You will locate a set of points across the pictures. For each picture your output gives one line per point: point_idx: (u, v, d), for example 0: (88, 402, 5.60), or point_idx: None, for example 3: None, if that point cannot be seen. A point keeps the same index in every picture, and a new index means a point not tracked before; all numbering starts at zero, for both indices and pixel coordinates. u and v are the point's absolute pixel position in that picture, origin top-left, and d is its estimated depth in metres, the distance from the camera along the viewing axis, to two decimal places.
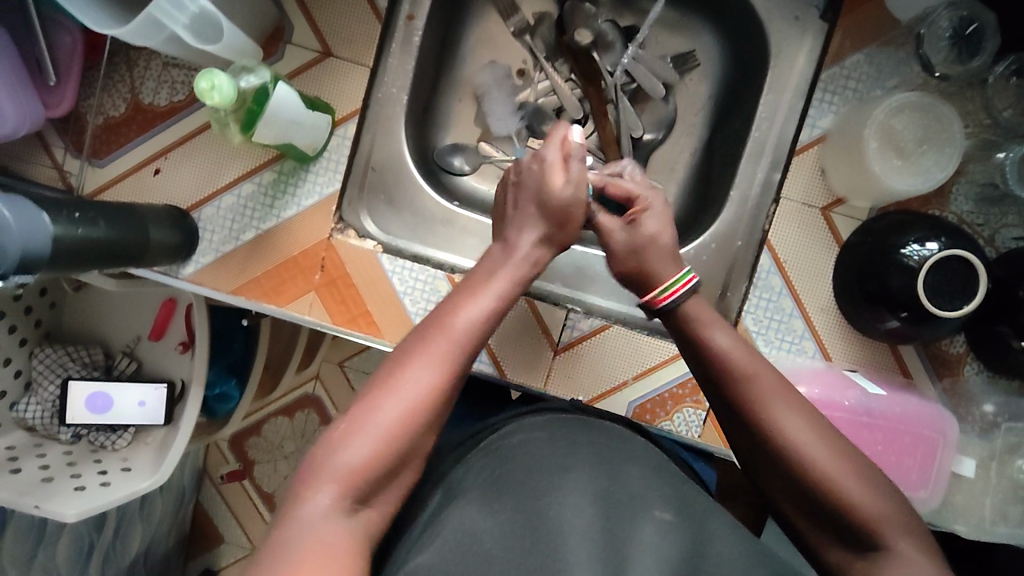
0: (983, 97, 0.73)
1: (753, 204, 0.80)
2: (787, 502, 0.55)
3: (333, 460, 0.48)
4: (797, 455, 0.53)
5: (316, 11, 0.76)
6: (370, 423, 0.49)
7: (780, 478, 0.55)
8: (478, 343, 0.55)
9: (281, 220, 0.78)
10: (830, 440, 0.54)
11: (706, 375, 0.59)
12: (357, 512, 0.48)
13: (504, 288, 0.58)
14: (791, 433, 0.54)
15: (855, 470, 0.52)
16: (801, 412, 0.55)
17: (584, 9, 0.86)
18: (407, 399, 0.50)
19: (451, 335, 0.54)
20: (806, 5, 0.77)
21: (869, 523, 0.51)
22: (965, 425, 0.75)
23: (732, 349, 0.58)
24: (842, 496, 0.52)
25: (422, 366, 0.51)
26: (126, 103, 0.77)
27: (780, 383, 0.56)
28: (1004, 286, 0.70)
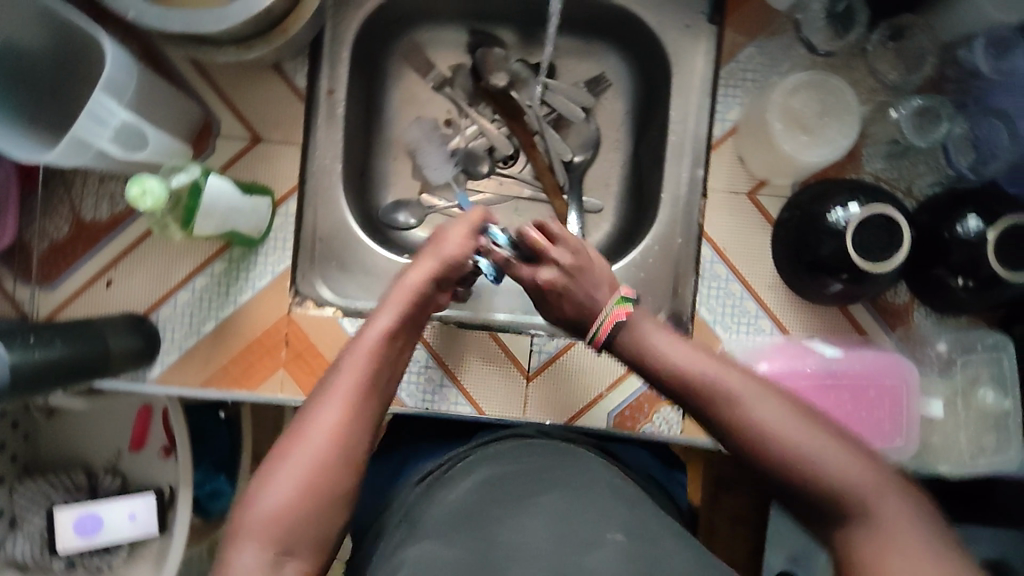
0: (867, 64, 0.78)
1: (684, 201, 0.84)
2: (781, 488, 0.55)
3: (249, 517, 0.50)
4: (777, 441, 0.54)
5: (238, 103, 0.79)
6: (278, 473, 0.51)
7: (759, 463, 0.55)
8: (377, 373, 0.57)
9: (238, 305, 0.80)
10: (804, 419, 0.55)
11: (672, 382, 0.59)
12: (283, 563, 0.49)
13: (396, 319, 0.61)
14: (767, 421, 0.55)
15: (831, 442, 0.54)
16: (772, 398, 0.56)
17: (494, 55, 0.91)
18: (310, 442, 0.52)
19: (353, 373, 0.56)
20: (694, 12, 0.83)
21: (854, 492, 0.52)
22: (924, 368, 0.79)
23: (684, 359, 0.59)
24: (827, 472, 0.53)
25: (324, 410, 0.54)
26: (69, 223, 0.79)
27: (744, 375, 0.58)
28: (929, 232, 0.75)
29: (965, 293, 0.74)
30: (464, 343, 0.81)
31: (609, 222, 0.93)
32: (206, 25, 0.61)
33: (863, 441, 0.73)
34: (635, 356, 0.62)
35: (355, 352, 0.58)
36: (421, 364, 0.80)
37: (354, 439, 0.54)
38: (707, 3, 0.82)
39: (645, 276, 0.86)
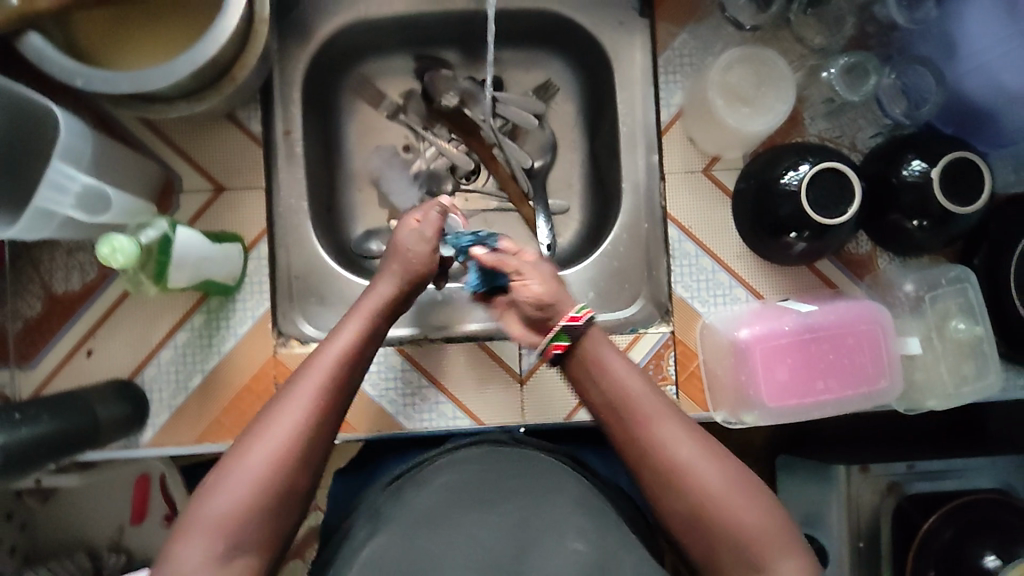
0: (794, 33, 0.82)
1: (644, 188, 0.87)
2: (678, 525, 0.59)
3: (201, 513, 0.53)
4: (687, 478, 0.59)
5: (197, 156, 0.80)
6: (239, 470, 0.54)
7: (671, 494, 0.59)
8: (345, 376, 0.61)
9: (223, 355, 0.80)
10: (719, 464, 0.59)
11: (605, 405, 0.64)
12: (233, 560, 0.52)
13: (360, 329, 0.64)
14: (682, 458, 0.59)
15: (738, 491, 0.58)
16: (693, 439, 0.60)
17: (443, 76, 0.93)
18: (276, 440, 0.56)
19: (320, 373, 0.60)
20: (625, 9, 0.86)
21: (750, 541, 0.56)
22: (896, 310, 0.82)
23: (626, 377, 0.64)
24: (728, 520, 0.57)
25: (285, 414, 0.57)
26: (41, 299, 0.79)
27: (669, 409, 0.62)
28: (878, 180, 0.79)
29: (922, 233, 0.78)
30: (452, 355, 0.82)
31: (577, 220, 0.95)
32: (155, 83, 0.62)
33: (846, 390, 0.75)
34: (585, 374, 0.65)
35: (320, 358, 0.61)
36: (416, 386, 0.81)
37: (318, 440, 0.58)
38: None
39: (619, 264, 0.89)
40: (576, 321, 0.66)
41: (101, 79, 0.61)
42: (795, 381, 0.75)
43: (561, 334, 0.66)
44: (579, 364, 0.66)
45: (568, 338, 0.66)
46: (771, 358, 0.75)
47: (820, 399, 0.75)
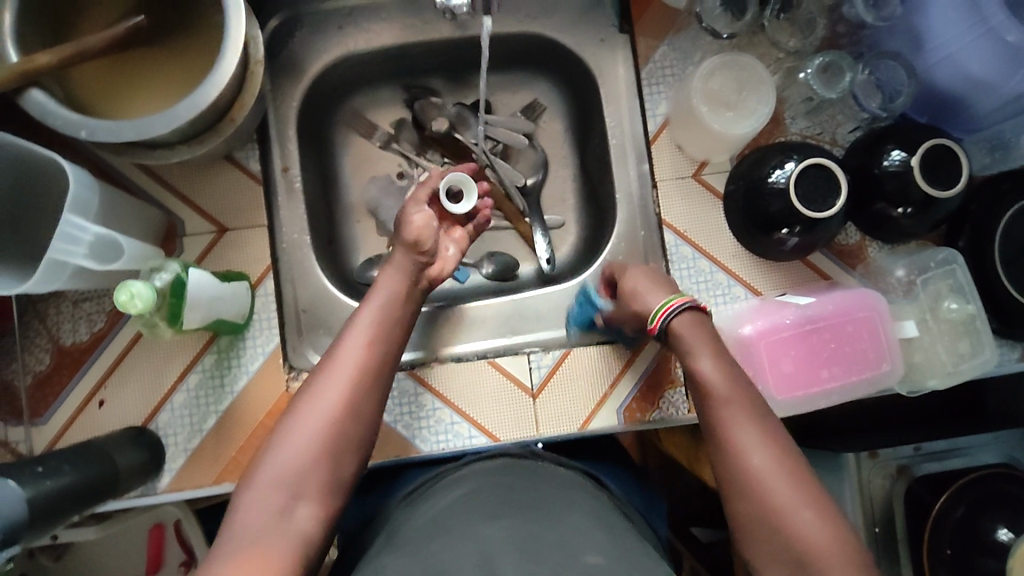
0: (768, 38, 0.85)
1: (638, 197, 0.89)
2: (743, 530, 0.58)
3: (263, 469, 0.56)
4: (755, 483, 0.58)
5: (198, 200, 0.81)
6: (300, 417, 0.59)
7: (740, 495, 0.58)
8: (388, 327, 0.66)
9: (236, 393, 0.80)
10: (792, 477, 0.57)
11: (695, 397, 0.65)
12: (295, 505, 0.56)
13: (396, 285, 0.69)
14: (754, 464, 0.58)
15: (806, 504, 0.56)
16: (766, 441, 0.59)
17: (431, 104, 0.95)
18: (331, 387, 0.60)
19: (365, 326, 0.65)
20: (605, 27, 0.89)
21: (809, 558, 0.54)
22: (891, 296, 0.84)
23: (712, 376, 0.64)
24: (786, 522, 0.55)
25: (337, 367, 0.61)
26: (50, 352, 0.79)
27: (753, 411, 0.61)
28: (861, 172, 0.82)
29: (908, 219, 0.81)
30: (462, 375, 0.83)
31: (574, 233, 0.97)
32: (156, 129, 0.63)
33: (851, 376, 0.77)
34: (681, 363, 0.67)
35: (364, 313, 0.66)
36: (430, 408, 0.82)
37: (368, 389, 0.62)
38: (614, 15, 0.89)
39: None
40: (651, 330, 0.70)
41: (106, 129, 0.62)
42: (801, 371, 0.77)
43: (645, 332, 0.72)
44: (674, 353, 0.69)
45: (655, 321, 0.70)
46: (776, 351, 0.77)
47: (825, 387, 0.77)
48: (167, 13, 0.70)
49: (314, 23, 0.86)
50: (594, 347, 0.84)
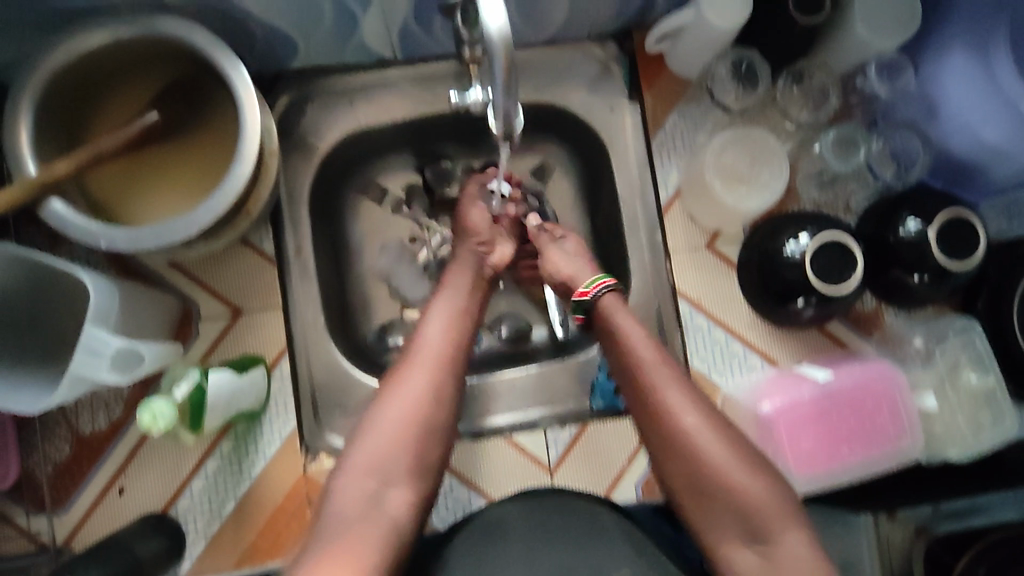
0: (779, 108, 0.85)
1: (651, 265, 0.89)
2: (682, 492, 0.66)
3: (358, 453, 0.63)
4: (691, 445, 0.65)
5: (212, 283, 0.81)
6: (387, 408, 0.65)
7: (680, 464, 0.65)
8: (460, 327, 0.72)
9: (255, 478, 0.80)
10: (720, 432, 0.65)
11: (625, 375, 0.70)
12: (385, 489, 0.62)
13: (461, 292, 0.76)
14: (686, 424, 0.65)
15: (740, 463, 0.64)
16: (708, 415, 0.66)
17: (443, 170, 0.95)
18: (416, 380, 0.67)
19: (438, 327, 0.72)
20: (615, 95, 0.89)
21: (755, 514, 0.62)
22: (908, 365, 0.83)
23: (644, 356, 0.69)
24: (736, 489, 0.63)
25: (418, 363, 0.68)
26: (69, 442, 0.79)
27: (678, 376, 0.68)
28: (875, 238, 0.81)
29: (924, 286, 0.79)
30: (480, 454, 0.83)
31: None
32: (179, 235, 0.61)
33: (873, 452, 0.77)
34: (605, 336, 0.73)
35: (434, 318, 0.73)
36: (447, 487, 0.82)
37: (450, 380, 0.68)
38: (624, 83, 0.88)
39: None
40: (585, 295, 0.76)
41: (125, 238, 0.61)
42: (820, 448, 0.76)
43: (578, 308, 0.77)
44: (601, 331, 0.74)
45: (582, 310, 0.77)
46: (796, 430, 0.76)
47: (848, 464, 0.76)
48: (181, 109, 0.69)
49: (324, 99, 0.86)
50: (609, 422, 0.84)
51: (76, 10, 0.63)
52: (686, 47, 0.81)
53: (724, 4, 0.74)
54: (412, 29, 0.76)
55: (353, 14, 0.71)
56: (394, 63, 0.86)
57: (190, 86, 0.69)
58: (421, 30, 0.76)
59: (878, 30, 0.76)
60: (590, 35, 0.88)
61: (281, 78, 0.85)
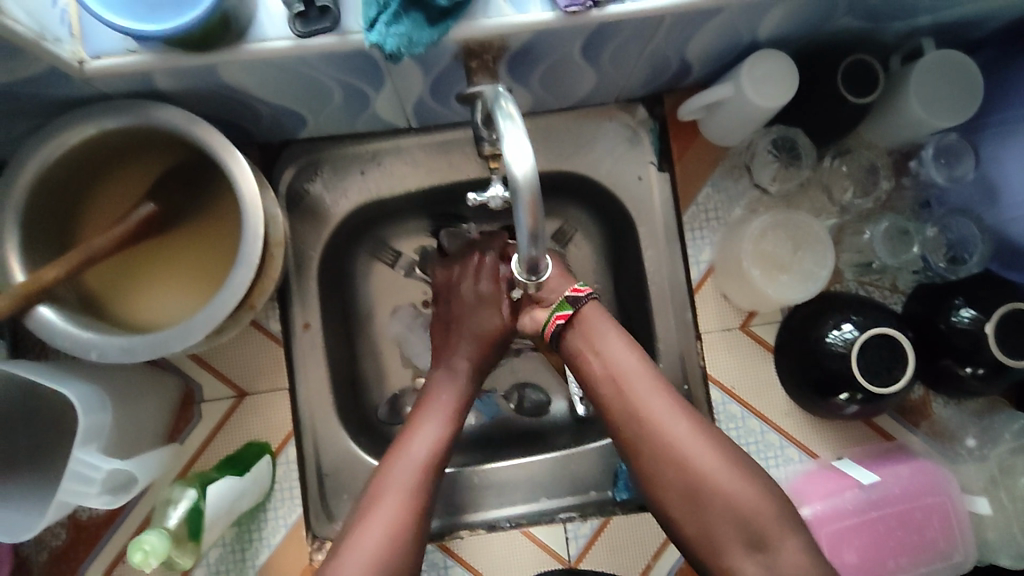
0: (821, 183, 0.79)
1: (681, 345, 0.83)
2: (674, 504, 0.63)
3: (366, 530, 0.62)
4: (680, 455, 0.63)
5: (218, 363, 0.78)
6: (362, 539, 0.62)
7: (669, 472, 0.63)
8: (434, 466, 0.68)
9: (258, 568, 0.76)
10: (711, 443, 0.63)
11: (602, 387, 0.68)
12: None
13: (439, 429, 0.71)
14: (676, 432, 0.64)
15: (732, 472, 0.62)
16: (691, 424, 0.64)
17: (461, 232, 0.89)
18: (385, 523, 0.63)
19: (412, 463, 0.67)
20: (643, 163, 0.83)
21: (754, 522, 0.60)
22: (959, 463, 0.77)
23: (623, 362, 0.67)
24: (732, 496, 0.61)
25: (386, 504, 0.64)
26: (66, 527, 0.75)
27: (658, 384, 0.67)
28: (925, 323, 0.75)
29: (976, 380, 0.73)
30: (495, 544, 0.79)
31: None
32: (172, 346, 0.59)
33: (921, 567, 0.71)
34: (578, 350, 0.69)
35: (407, 456, 0.68)
36: None
37: (418, 526, 0.64)
38: (654, 150, 0.82)
39: None
40: (579, 291, 0.70)
41: (119, 348, 0.58)
42: (864, 561, 0.71)
43: (563, 304, 0.69)
44: (575, 342, 0.69)
45: (571, 307, 0.69)
46: (838, 539, 0.71)
47: None
48: (181, 194, 0.66)
49: (335, 167, 0.82)
50: (634, 516, 0.80)
51: (72, 99, 0.60)
52: (721, 120, 0.75)
53: (764, 81, 0.69)
54: (427, 103, 0.73)
55: (364, 94, 0.67)
56: (407, 132, 0.82)
57: (193, 171, 0.66)
58: (438, 104, 0.74)
59: (935, 109, 0.70)
60: (617, 101, 0.82)
61: (291, 144, 0.81)
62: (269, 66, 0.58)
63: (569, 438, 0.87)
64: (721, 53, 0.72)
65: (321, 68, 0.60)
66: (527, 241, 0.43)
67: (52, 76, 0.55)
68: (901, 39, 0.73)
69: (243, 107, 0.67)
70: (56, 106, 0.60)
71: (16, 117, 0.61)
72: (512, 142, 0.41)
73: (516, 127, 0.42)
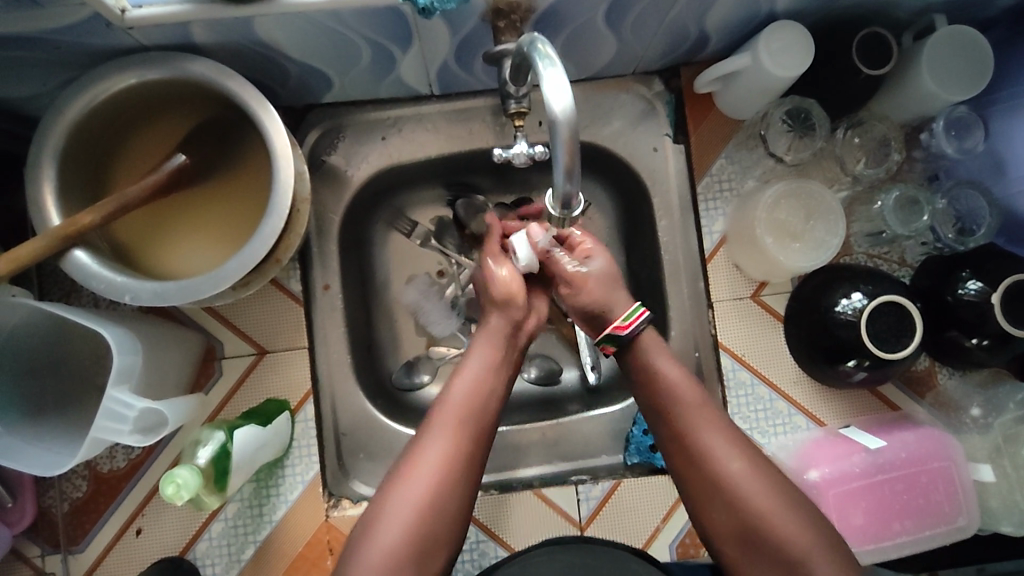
0: (833, 156, 0.81)
1: (694, 314, 0.84)
2: (725, 539, 0.59)
3: (379, 536, 0.56)
4: (733, 492, 0.58)
5: (240, 321, 0.79)
6: (382, 534, 0.56)
7: (715, 502, 0.59)
8: (476, 417, 0.61)
9: (275, 524, 0.77)
10: (767, 481, 0.58)
11: (658, 417, 0.63)
12: None
13: (483, 377, 0.63)
14: (730, 471, 0.59)
15: (789, 513, 0.57)
16: (741, 451, 0.59)
17: (476, 204, 0.90)
18: (407, 508, 0.56)
19: (445, 423, 0.60)
20: (658, 135, 0.84)
21: (803, 566, 0.55)
22: (963, 433, 0.79)
23: (675, 380, 0.62)
24: (780, 537, 0.56)
25: (407, 487, 0.57)
26: (87, 479, 0.77)
27: (716, 416, 0.61)
28: (933, 295, 0.77)
29: (982, 351, 0.74)
30: (508, 505, 0.81)
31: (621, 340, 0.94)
32: (202, 293, 0.60)
33: (925, 529, 0.73)
34: (636, 372, 0.65)
35: (439, 415, 0.61)
36: (473, 540, 0.80)
37: (442, 512, 0.57)
38: (669, 123, 0.84)
39: None
40: (622, 330, 0.64)
41: (151, 293, 0.60)
42: (871, 524, 0.72)
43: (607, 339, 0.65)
44: (632, 368, 0.65)
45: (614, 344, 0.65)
46: (844, 501, 0.73)
47: (898, 540, 0.73)
48: (210, 149, 0.67)
49: (357, 132, 0.83)
50: (645, 479, 0.81)
51: (110, 50, 0.61)
52: (738, 91, 0.77)
53: (781, 51, 0.71)
54: (451, 68, 0.75)
55: (391, 54, 0.69)
56: (428, 99, 0.83)
57: (224, 127, 0.67)
58: (461, 69, 0.75)
59: (947, 82, 0.72)
60: (634, 73, 0.84)
61: (314, 109, 0.82)
62: (302, 20, 0.60)
63: (581, 405, 0.89)
64: (740, 24, 0.73)
65: (352, 24, 0.61)
66: (562, 178, 0.45)
67: (93, 25, 0.56)
68: (915, 15, 0.75)
69: (272, 66, 0.69)
70: (91, 57, 0.62)
71: (52, 67, 0.62)
72: (553, 82, 0.44)
73: (555, 68, 0.44)
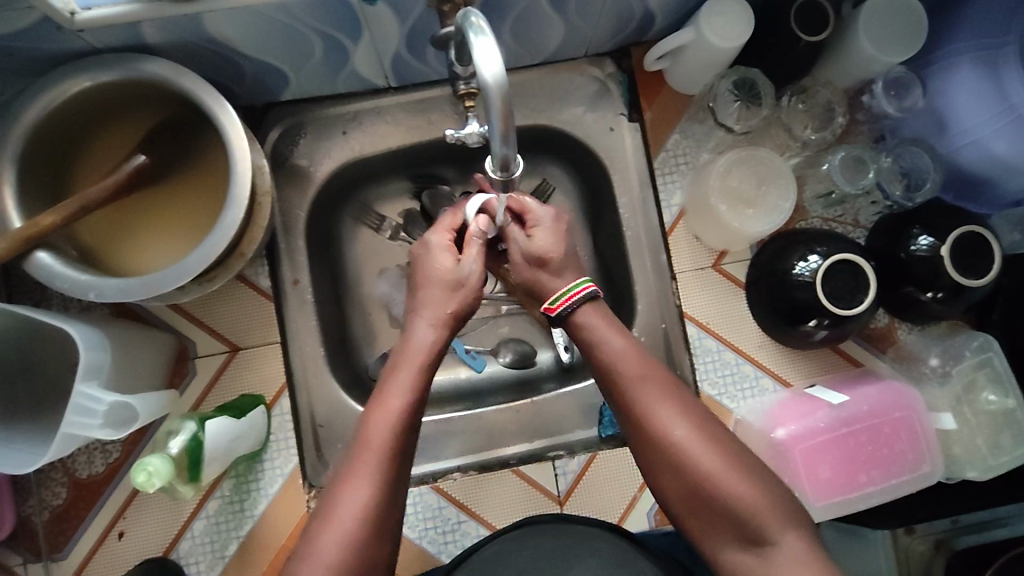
0: (783, 126, 0.84)
1: (658, 288, 0.86)
2: (678, 499, 0.59)
3: (332, 524, 0.54)
4: (682, 456, 0.58)
5: (212, 320, 0.80)
6: (337, 513, 0.55)
7: (672, 475, 0.59)
8: (401, 442, 0.58)
9: (257, 518, 0.77)
10: (714, 445, 0.58)
11: (607, 389, 0.63)
12: None
13: (406, 397, 0.59)
14: (677, 437, 0.59)
15: (736, 473, 0.57)
16: (689, 417, 0.59)
17: (441, 193, 0.91)
18: (354, 511, 0.55)
19: (375, 448, 0.57)
20: (614, 115, 0.86)
21: (751, 520, 0.56)
22: (924, 385, 0.81)
23: (619, 350, 0.62)
24: (732, 499, 0.56)
25: (352, 490, 0.55)
26: (65, 486, 0.77)
27: (665, 385, 0.61)
28: (886, 254, 0.79)
29: (938, 304, 0.76)
30: (487, 486, 0.82)
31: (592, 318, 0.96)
32: (166, 285, 0.61)
33: (891, 478, 0.75)
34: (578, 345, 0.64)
35: (370, 436, 0.57)
36: (455, 521, 0.81)
37: (384, 513, 0.56)
38: (623, 104, 0.86)
39: None
40: (550, 312, 0.64)
41: (114, 289, 0.60)
42: (839, 476, 0.74)
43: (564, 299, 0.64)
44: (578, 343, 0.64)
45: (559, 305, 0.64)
46: (811, 457, 0.75)
47: (865, 491, 0.74)
48: (170, 148, 0.68)
49: (318, 128, 0.85)
50: (620, 450, 0.83)
51: (61, 54, 0.62)
52: (684, 65, 0.79)
53: (721, 24, 0.73)
54: (404, 57, 0.76)
55: (343, 46, 0.71)
56: (386, 92, 0.85)
57: (182, 126, 0.68)
58: (413, 58, 0.77)
59: (884, 45, 0.75)
60: (587, 55, 0.86)
61: (275, 107, 0.84)
62: (252, 15, 0.61)
63: (555, 384, 0.90)
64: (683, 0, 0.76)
65: (301, 16, 0.63)
66: (500, 143, 0.48)
67: (43, 29, 0.57)
68: None
69: (227, 64, 0.70)
70: (45, 63, 0.63)
71: (7, 76, 0.63)
72: (483, 50, 0.46)
73: (485, 38, 0.46)
